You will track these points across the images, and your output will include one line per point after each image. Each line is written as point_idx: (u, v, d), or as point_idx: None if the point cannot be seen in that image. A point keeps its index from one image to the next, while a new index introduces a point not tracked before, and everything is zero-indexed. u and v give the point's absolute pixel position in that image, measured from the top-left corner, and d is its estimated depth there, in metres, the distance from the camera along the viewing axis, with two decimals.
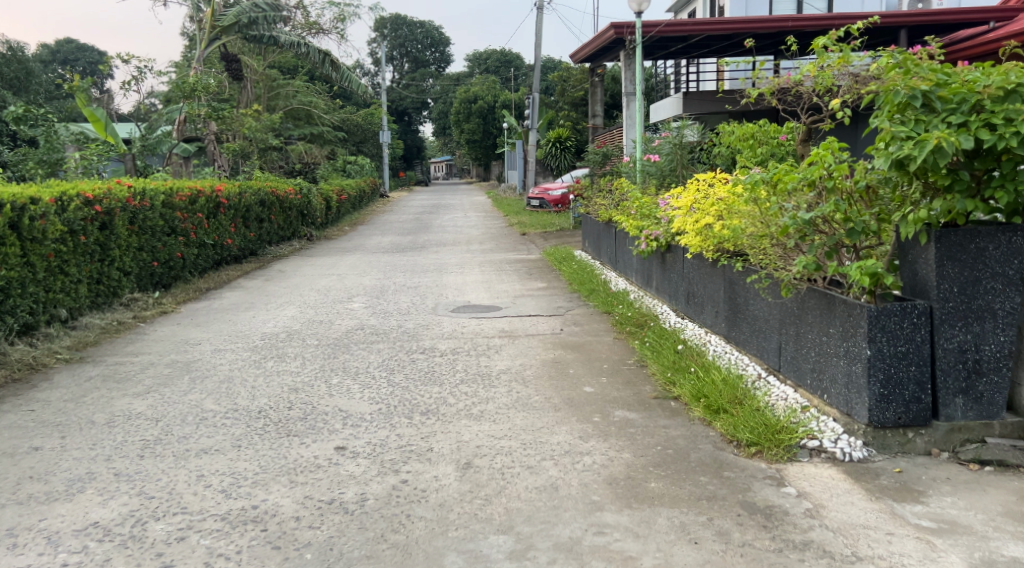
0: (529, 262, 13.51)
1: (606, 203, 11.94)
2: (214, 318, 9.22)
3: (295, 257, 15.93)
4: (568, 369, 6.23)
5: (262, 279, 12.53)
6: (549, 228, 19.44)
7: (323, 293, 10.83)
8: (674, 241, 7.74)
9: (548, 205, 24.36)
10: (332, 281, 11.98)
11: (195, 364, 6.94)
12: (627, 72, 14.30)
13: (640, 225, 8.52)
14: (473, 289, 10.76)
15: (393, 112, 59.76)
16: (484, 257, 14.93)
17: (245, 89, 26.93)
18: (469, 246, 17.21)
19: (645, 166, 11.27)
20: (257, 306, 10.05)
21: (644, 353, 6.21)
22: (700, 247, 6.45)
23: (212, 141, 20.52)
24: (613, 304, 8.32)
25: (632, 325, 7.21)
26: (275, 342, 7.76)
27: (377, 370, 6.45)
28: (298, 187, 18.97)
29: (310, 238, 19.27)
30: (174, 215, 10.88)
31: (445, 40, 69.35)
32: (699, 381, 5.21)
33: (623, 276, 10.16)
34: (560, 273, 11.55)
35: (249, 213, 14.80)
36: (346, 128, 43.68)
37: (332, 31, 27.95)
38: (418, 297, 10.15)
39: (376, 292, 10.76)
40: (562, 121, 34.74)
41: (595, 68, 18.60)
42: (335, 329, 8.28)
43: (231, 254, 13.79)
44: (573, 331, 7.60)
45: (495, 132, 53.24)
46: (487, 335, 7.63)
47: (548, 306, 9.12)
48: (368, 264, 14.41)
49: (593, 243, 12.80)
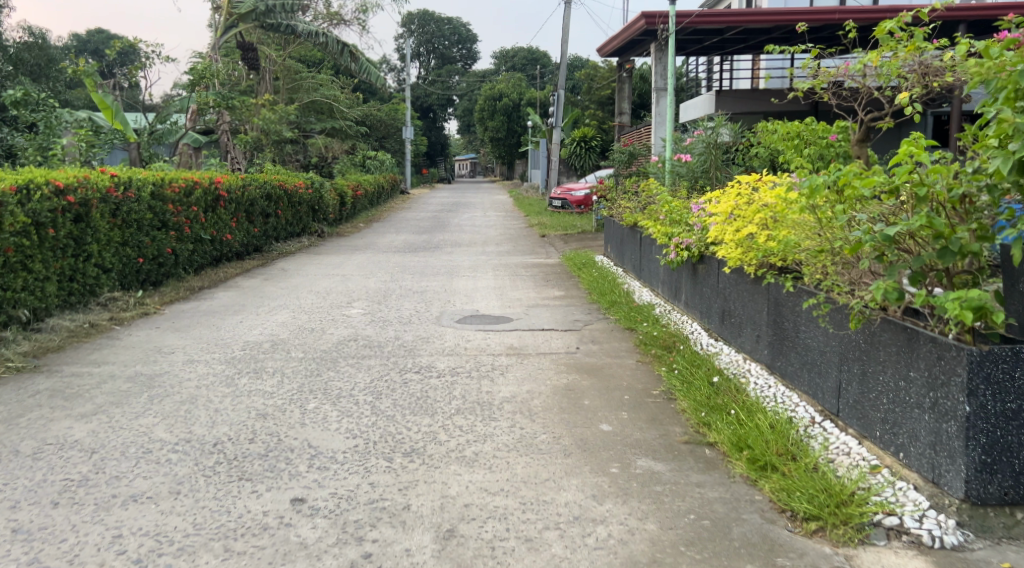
0: (547, 267, 12.62)
1: (631, 205, 11.03)
2: (196, 322, 8.41)
3: (301, 255, 15.13)
4: (581, 398, 5.35)
5: (261, 279, 11.72)
6: (570, 230, 18.52)
7: (321, 296, 10.00)
8: (707, 252, 6.86)
9: (570, 205, 23.47)
10: (334, 283, 11.15)
11: (159, 378, 6.11)
12: (658, 67, 13.36)
13: (669, 232, 7.63)
14: (483, 296, 9.90)
15: (417, 109, 59.06)
16: (499, 260, 14.05)
17: (264, 79, 26.21)
18: (485, 247, 16.33)
19: (676, 167, 10.36)
20: (248, 309, 9.22)
21: (671, 383, 5.33)
22: (740, 260, 5.57)
23: (225, 132, 19.76)
24: (636, 319, 7.44)
25: (657, 346, 6.33)
26: (255, 353, 6.93)
27: (361, 393, 5.58)
28: (310, 181, 18.19)
29: (321, 234, 18.49)
30: (165, 208, 10.07)
31: (472, 36, 68.52)
32: (739, 426, 4.33)
33: (648, 287, 9.26)
34: (579, 280, 10.66)
35: (253, 207, 13.99)
36: (368, 123, 42.96)
37: (353, 22, 27.19)
38: (422, 304, 9.28)
39: (378, 297, 9.91)
40: (588, 121, 33.83)
41: (622, 63, 17.66)
42: (325, 339, 7.44)
43: (231, 251, 12.97)
44: (590, 351, 6.71)
45: (519, 130, 52.35)
46: (492, 353, 6.75)
47: (563, 319, 8.22)
48: (376, 264, 13.57)
49: (616, 249, 11.90)
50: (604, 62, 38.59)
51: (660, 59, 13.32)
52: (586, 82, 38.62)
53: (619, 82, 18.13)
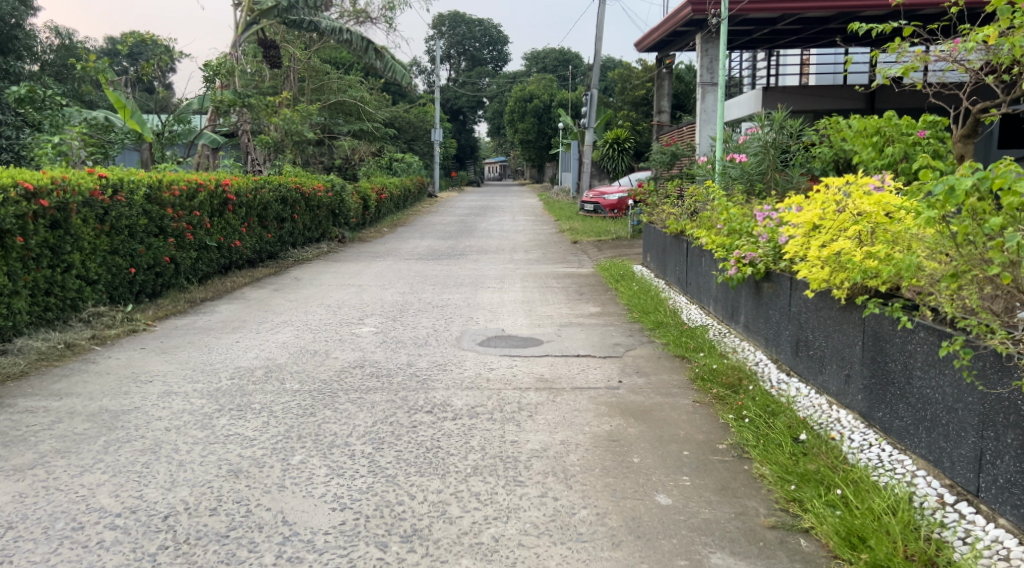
0: (580, 278, 11.59)
1: (676, 212, 10.00)
2: (189, 341, 7.46)
3: (319, 262, 14.23)
4: (629, 453, 4.34)
5: (271, 289, 10.80)
6: (604, 236, 17.49)
7: (331, 311, 9.04)
8: (777, 269, 5.87)
9: (603, 209, 22.36)
10: (349, 295, 10.22)
11: (126, 415, 5.15)
12: (704, 60, 12.29)
13: (726, 244, 6.63)
14: (510, 312, 8.90)
15: (447, 111, 58.24)
16: (528, 269, 13.04)
17: (289, 79, 25.43)
18: (513, 254, 15.33)
19: (726, 167, 9.31)
20: (249, 325, 8.28)
21: (743, 437, 4.34)
22: (828, 281, 4.59)
23: (243, 130, 18.98)
24: (687, 345, 6.43)
25: (718, 379, 5.35)
26: (245, 383, 5.96)
27: (360, 442, 4.57)
28: (331, 183, 17.32)
29: (342, 239, 17.58)
30: (162, 213, 9.15)
31: (502, 38, 67.58)
32: (847, 510, 3.35)
33: (698, 305, 8.26)
34: (618, 294, 9.64)
35: (265, 211, 13.08)
36: (397, 125, 42.20)
37: (380, 19, 26.35)
38: (442, 322, 8.29)
39: (394, 313, 8.93)
40: (621, 122, 32.74)
41: (662, 59, 16.57)
42: (329, 365, 6.47)
43: (241, 258, 12.07)
44: (634, 387, 5.67)
45: (550, 131, 51.32)
46: (519, 387, 5.73)
47: (601, 342, 7.18)
48: (396, 273, 12.58)
49: (657, 258, 10.90)
50: (638, 61, 37.44)
51: (706, 50, 12.25)
52: (618, 82, 37.45)
53: (658, 79, 17.03)
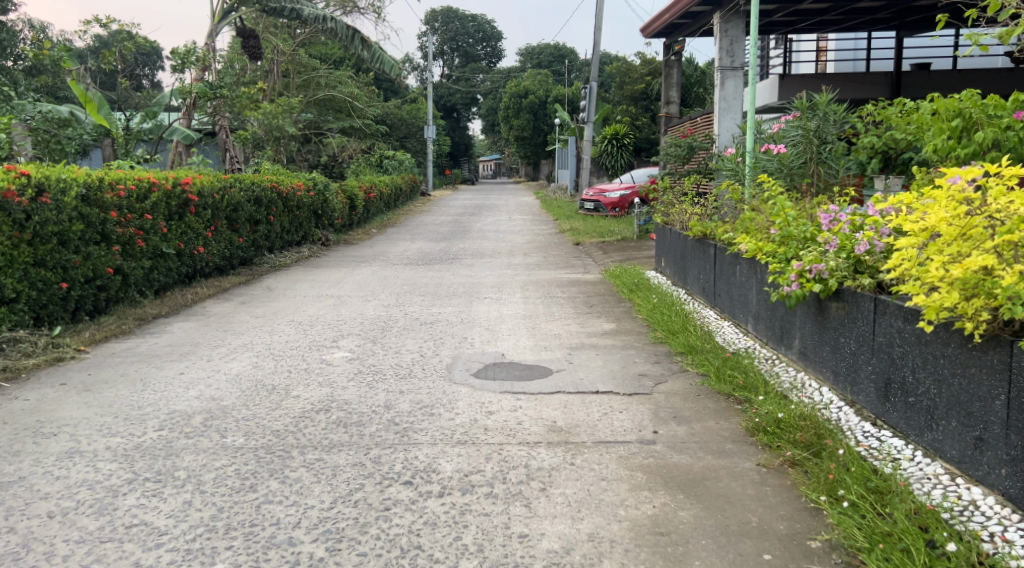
0: (587, 286, 10.35)
1: (702, 213, 8.77)
2: (123, 371, 6.14)
3: (298, 268, 12.95)
4: (688, 559, 3.13)
5: (237, 302, 9.52)
6: (608, 236, 16.27)
7: (302, 330, 7.76)
8: (854, 287, 4.66)
9: (604, 208, 21.05)
10: (326, 309, 8.96)
11: (2, 491, 3.84)
12: (724, 43, 11.06)
13: (781, 252, 5.38)
14: (510, 330, 7.65)
15: (440, 108, 56.99)
16: (528, 276, 11.80)
17: (272, 72, 24.09)
18: (511, 258, 14.10)
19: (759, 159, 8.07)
20: (202, 349, 6.97)
21: (850, 533, 3.16)
22: (955, 311, 3.38)
23: (220, 125, 17.78)
24: (736, 381, 5.20)
25: (789, 433, 4.13)
26: (176, 434, 4.66)
27: (310, 540, 3.31)
28: (312, 182, 16.02)
29: (326, 242, 16.30)
30: (105, 217, 7.86)
31: (496, 33, 66.20)
32: None
33: (733, 323, 7.03)
34: (635, 308, 8.41)
35: (236, 213, 11.78)
36: (389, 121, 40.97)
37: (367, 10, 25.06)
38: (431, 344, 7.04)
39: (375, 332, 7.65)
40: (620, 117, 31.52)
41: (671, 44, 15.29)
42: (288, 407, 5.19)
43: (206, 267, 10.75)
44: (674, 440, 4.42)
45: (546, 128, 50.07)
46: (526, 440, 4.46)
47: (623, 373, 5.93)
48: (382, 281, 11.30)
49: (674, 263, 9.67)
50: (636, 54, 36.18)
51: (726, 31, 11.02)
52: (614, 77, 36.22)
53: (667, 67, 15.63)
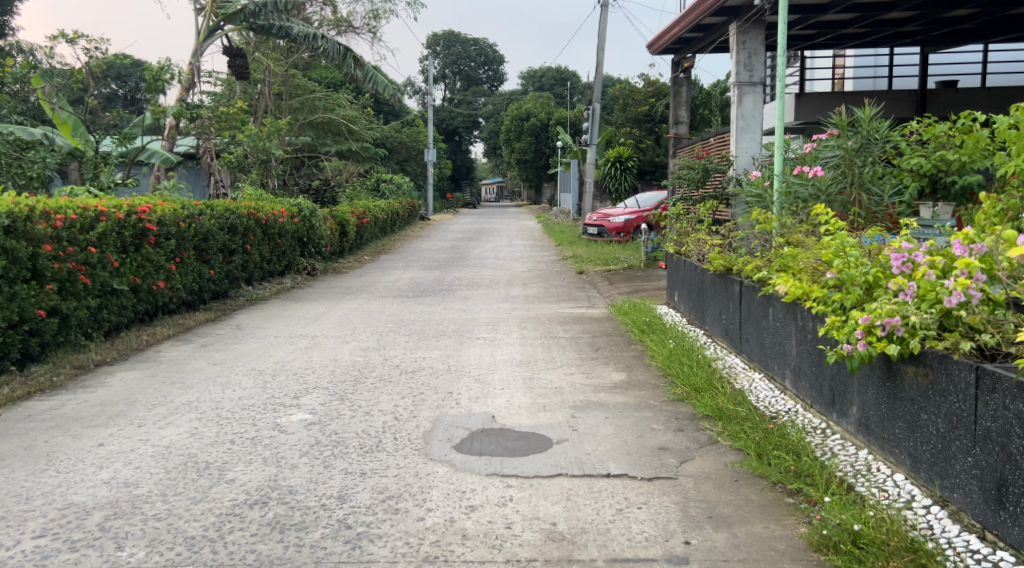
0: (592, 324, 9.28)
1: (723, 245, 7.70)
2: (30, 441, 5.06)
3: (275, 302, 11.91)
4: None
5: (198, 344, 8.46)
6: (614, 264, 15.23)
7: (261, 382, 6.68)
8: (948, 353, 3.60)
9: (608, 233, 20.03)
10: (296, 354, 7.89)
11: None
12: (742, 55, 9.99)
13: (840, 300, 4.29)
14: (504, 382, 6.58)
15: (440, 132, 56.30)
16: (527, 310, 10.75)
17: (263, 94, 23.19)
18: (508, 289, 13.07)
19: (790, 182, 7.01)
20: (137, 408, 5.89)
21: None
22: None
23: (203, 148, 16.89)
24: (787, 468, 4.16)
25: (873, 557, 3.20)
26: (59, 544, 3.57)
27: None
28: (297, 207, 15.00)
29: (312, 271, 15.28)
30: (34, 251, 6.82)
31: (498, 57, 65.54)
32: None
33: (768, 377, 5.95)
34: (649, 355, 7.32)
35: (206, 242, 10.73)
36: (388, 145, 40.14)
37: (363, 29, 24.19)
38: (409, 401, 5.96)
39: (346, 384, 6.58)
40: (623, 141, 30.63)
41: (680, 61, 14.31)
42: (216, 497, 4.11)
43: (169, 303, 9.70)
44: (713, 559, 3.36)
45: (548, 151, 49.24)
46: (517, 559, 3.40)
47: (638, 445, 4.85)
48: (365, 317, 10.23)
49: (690, 300, 8.61)
50: (640, 76, 35.21)
51: (744, 43, 9.98)
52: (616, 99, 35.31)
53: (675, 85, 14.60)
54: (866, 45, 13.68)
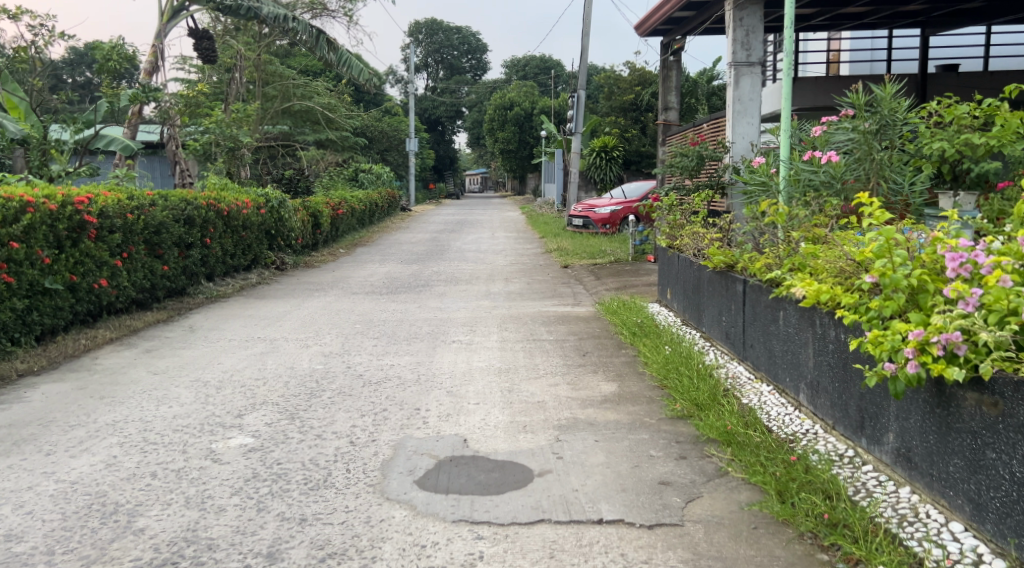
0: (578, 325, 8.53)
1: (723, 238, 6.94)
2: None
3: (238, 299, 11.10)
4: None
5: (142, 350, 7.66)
6: (600, 258, 14.48)
7: (203, 396, 5.89)
8: None
9: (594, 224, 19.28)
10: (249, 362, 7.09)
11: None
12: (740, 32, 9.22)
13: (881, 307, 3.54)
14: (480, 395, 5.80)
15: (423, 121, 55.42)
16: (508, 308, 9.99)
17: (235, 80, 22.26)
18: (489, 285, 12.29)
19: (799, 169, 6.24)
20: (53, 429, 5.11)
21: None
22: None
23: (169, 135, 15.98)
24: (818, 514, 3.43)
25: None
26: None
27: None
28: (264, 198, 14.15)
29: (281, 266, 14.47)
30: None
31: (481, 46, 64.51)
32: None
33: (779, 390, 5.19)
34: (642, 363, 6.56)
35: (159, 235, 9.90)
36: (368, 134, 39.22)
37: (339, 12, 23.24)
38: (369, 421, 5.19)
39: (299, 399, 5.78)
40: (608, 130, 29.87)
41: (670, 42, 13.55)
42: (116, 556, 3.35)
43: (115, 304, 8.92)
44: None
45: (532, 141, 48.41)
46: None
47: (636, 477, 4.10)
48: (332, 317, 9.43)
49: (684, 299, 7.85)
50: (625, 63, 34.37)
51: (740, 20, 9.20)
52: (602, 87, 34.44)
53: (665, 68, 13.82)
54: (864, 26, 12.94)
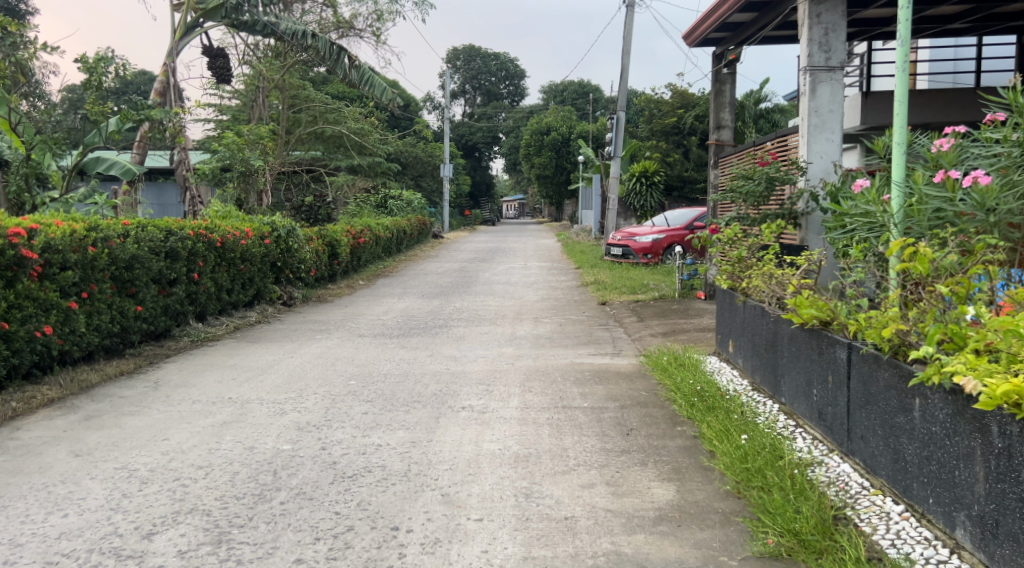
0: (619, 385, 6.93)
1: (814, 284, 5.31)
2: None
3: (227, 343, 9.69)
4: None
5: (79, 418, 6.18)
6: (642, 293, 12.86)
7: (115, 499, 4.36)
8: None
9: (633, 254, 17.60)
10: (202, 439, 5.57)
11: None
12: (816, 31, 7.63)
13: None
14: (487, 501, 4.22)
15: (459, 148, 54.36)
16: (536, 357, 8.42)
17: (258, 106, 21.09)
18: (515, 326, 10.74)
19: (924, 195, 4.63)
20: None
21: None
22: None
23: (178, 160, 14.71)
24: None
25: None
26: None
27: None
28: (269, 225, 12.73)
29: (287, 300, 13.04)
30: None
31: (519, 71, 63.15)
32: None
33: (920, 514, 3.59)
34: (707, 452, 4.91)
35: (131, 271, 8.49)
36: (401, 160, 38.08)
37: (366, 31, 21.97)
38: (324, 553, 3.64)
39: (243, 504, 4.27)
40: (649, 155, 28.22)
41: (724, 52, 12.04)
42: None
43: (67, 354, 7.49)
44: None
45: (569, 166, 46.96)
46: None
47: None
48: (326, 370, 7.92)
49: (755, 356, 6.23)
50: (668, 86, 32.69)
51: (818, 16, 7.63)
52: (642, 109, 32.77)
53: (718, 82, 12.29)
54: (949, 32, 11.23)
